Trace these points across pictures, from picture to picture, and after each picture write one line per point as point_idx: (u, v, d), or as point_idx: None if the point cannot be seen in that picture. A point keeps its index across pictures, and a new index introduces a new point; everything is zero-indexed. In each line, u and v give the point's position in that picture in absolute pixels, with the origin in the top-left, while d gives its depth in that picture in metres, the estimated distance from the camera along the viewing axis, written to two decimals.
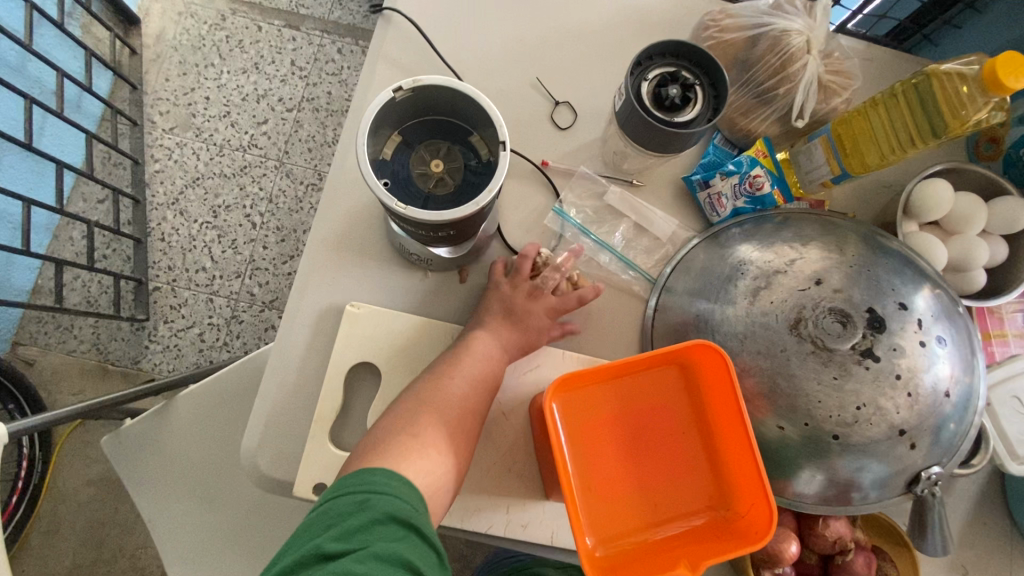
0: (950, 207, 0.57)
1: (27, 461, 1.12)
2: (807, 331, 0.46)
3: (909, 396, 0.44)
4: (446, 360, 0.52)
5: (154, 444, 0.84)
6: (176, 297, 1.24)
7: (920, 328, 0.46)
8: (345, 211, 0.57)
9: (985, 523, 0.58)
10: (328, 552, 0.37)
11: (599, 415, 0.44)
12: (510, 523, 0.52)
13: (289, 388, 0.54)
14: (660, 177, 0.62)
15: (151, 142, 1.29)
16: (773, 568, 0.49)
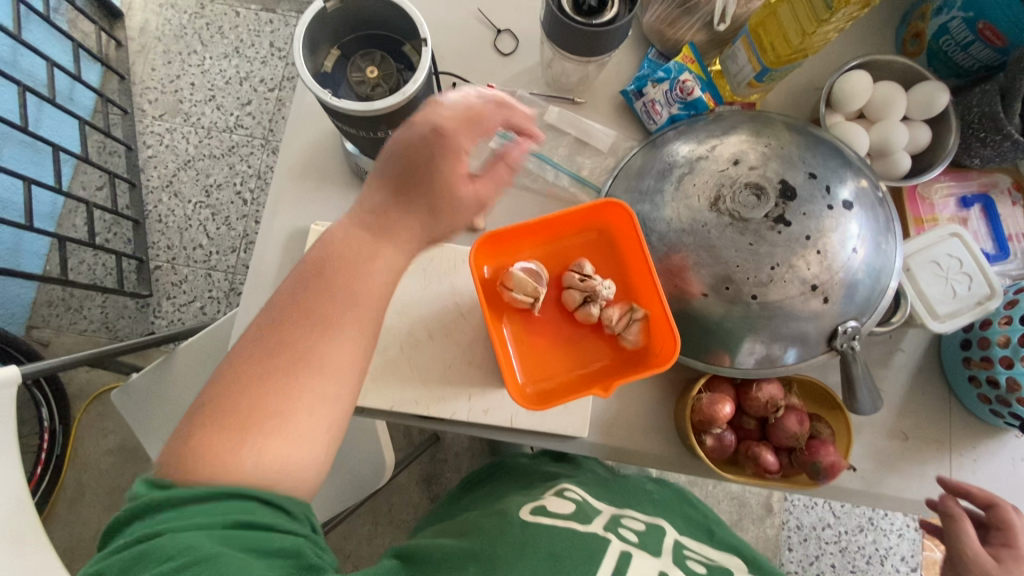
0: (870, 97, 0.61)
1: (48, 433, 1.19)
2: (725, 206, 0.50)
3: (819, 255, 0.49)
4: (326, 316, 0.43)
5: (161, 395, 0.90)
6: (177, 273, 1.30)
7: (829, 195, 0.50)
8: (306, 143, 0.62)
9: (923, 391, 0.62)
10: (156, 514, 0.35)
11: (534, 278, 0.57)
12: (472, 408, 0.57)
13: (265, 303, 0.59)
14: (600, 94, 0.66)
15: (142, 130, 1.35)
16: (711, 429, 0.54)
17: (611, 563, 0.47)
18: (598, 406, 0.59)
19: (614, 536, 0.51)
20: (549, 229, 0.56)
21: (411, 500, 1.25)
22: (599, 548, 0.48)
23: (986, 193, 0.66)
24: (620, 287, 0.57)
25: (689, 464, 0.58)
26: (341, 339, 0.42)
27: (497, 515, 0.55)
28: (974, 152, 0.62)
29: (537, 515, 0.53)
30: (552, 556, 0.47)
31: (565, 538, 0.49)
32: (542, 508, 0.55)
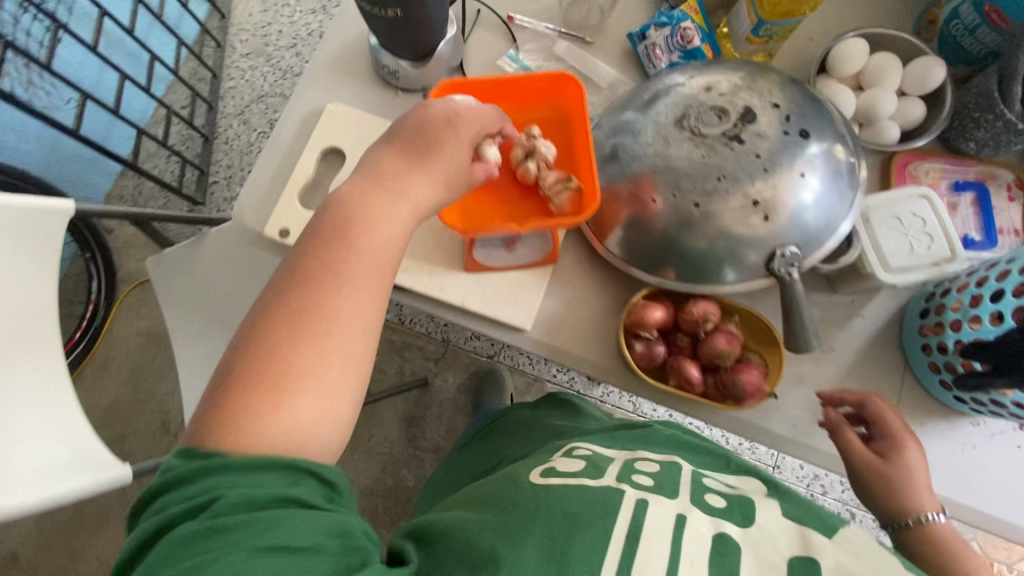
0: (865, 65, 0.62)
1: (92, 306, 1.35)
2: (688, 123, 0.54)
3: (766, 175, 0.51)
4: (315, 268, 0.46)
5: (186, 269, 1.01)
6: (230, 190, 1.44)
7: (789, 125, 0.53)
8: (340, 41, 0.71)
9: (876, 359, 0.62)
10: (184, 527, 0.35)
11: None
12: (431, 283, 0.62)
13: (276, 165, 0.67)
14: (610, 38, 0.71)
15: (229, 63, 1.52)
16: (642, 334, 0.57)
17: (628, 511, 0.44)
18: (548, 307, 0.63)
19: (628, 486, 0.47)
20: (513, 97, 0.66)
21: (390, 436, 1.31)
22: (615, 506, 0.44)
23: (983, 184, 0.65)
24: (566, 159, 0.65)
25: (622, 376, 0.61)
26: (369, 270, 0.48)
27: (505, 480, 0.52)
28: (970, 135, 0.62)
29: (548, 478, 0.50)
30: (570, 516, 0.44)
31: (580, 496, 0.46)
32: (551, 470, 0.51)
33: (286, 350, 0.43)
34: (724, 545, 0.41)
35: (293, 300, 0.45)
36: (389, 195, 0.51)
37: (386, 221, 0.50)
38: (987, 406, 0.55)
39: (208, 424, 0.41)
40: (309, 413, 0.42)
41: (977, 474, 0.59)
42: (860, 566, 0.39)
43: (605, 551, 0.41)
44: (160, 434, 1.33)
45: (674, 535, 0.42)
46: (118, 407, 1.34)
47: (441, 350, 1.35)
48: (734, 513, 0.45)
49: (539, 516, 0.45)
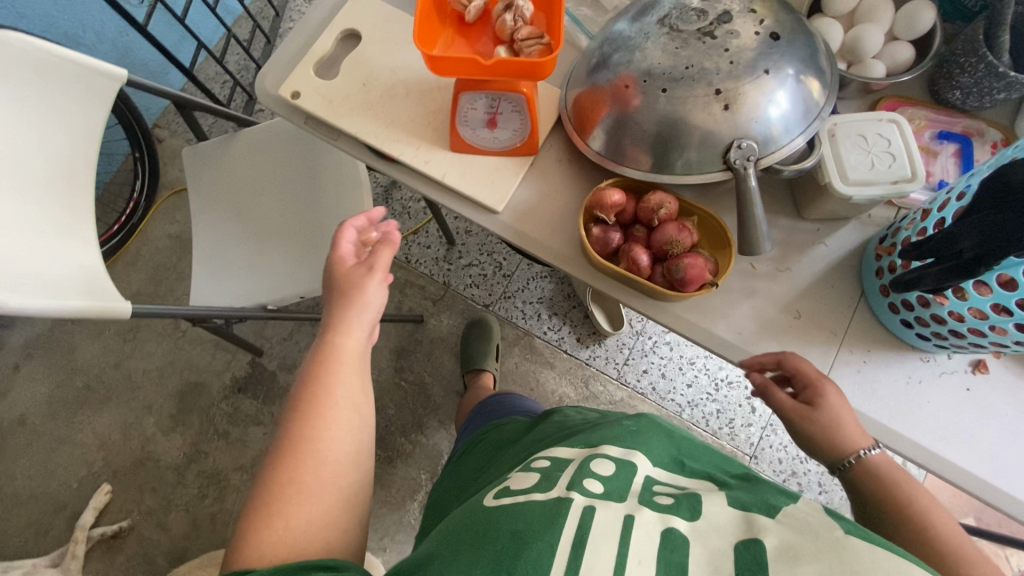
0: (858, 5, 0.65)
1: (133, 205, 1.44)
2: (669, 21, 0.57)
3: (732, 67, 0.54)
4: (314, 390, 0.53)
5: (215, 161, 1.09)
6: None
7: (762, 29, 0.56)
8: None
9: (832, 285, 0.62)
10: None
11: None
12: (416, 156, 0.67)
13: (301, 43, 0.74)
14: None
15: (292, 6, 1.63)
16: (600, 217, 0.60)
17: (575, 522, 0.46)
18: (521, 195, 0.67)
19: (577, 494, 0.49)
20: None
21: (378, 364, 1.36)
22: (563, 513, 0.47)
23: (968, 137, 0.66)
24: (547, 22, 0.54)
25: (579, 264, 0.64)
26: (345, 394, 0.54)
27: (463, 515, 0.53)
28: (955, 82, 0.63)
29: (500, 498, 0.52)
30: (517, 534, 0.45)
31: (527, 514, 0.48)
32: (505, 490, 0.54)
33: (292, 465, 0.49)
34: (671, 540, 0.44)
35: (284, 440, 0.51)
36: (352, 310, 0.58)
37: (356, 335, 0.58)
38: (930, 328, 0.55)
39: (236, 538, 0.46)
40: (299, 526, 0.47)
41: (921, 408, 0.58)
42: (805, 541, 0.43)
43: (553, 560, 0.43)
44: (170, 330, 1.41)
45: (620, 534, 0.45)
46: (138, 300, 1.44)
47: (440, 291, 1.40)
48: (682, 509, 0.48)
49: (492, 530, 0.47)
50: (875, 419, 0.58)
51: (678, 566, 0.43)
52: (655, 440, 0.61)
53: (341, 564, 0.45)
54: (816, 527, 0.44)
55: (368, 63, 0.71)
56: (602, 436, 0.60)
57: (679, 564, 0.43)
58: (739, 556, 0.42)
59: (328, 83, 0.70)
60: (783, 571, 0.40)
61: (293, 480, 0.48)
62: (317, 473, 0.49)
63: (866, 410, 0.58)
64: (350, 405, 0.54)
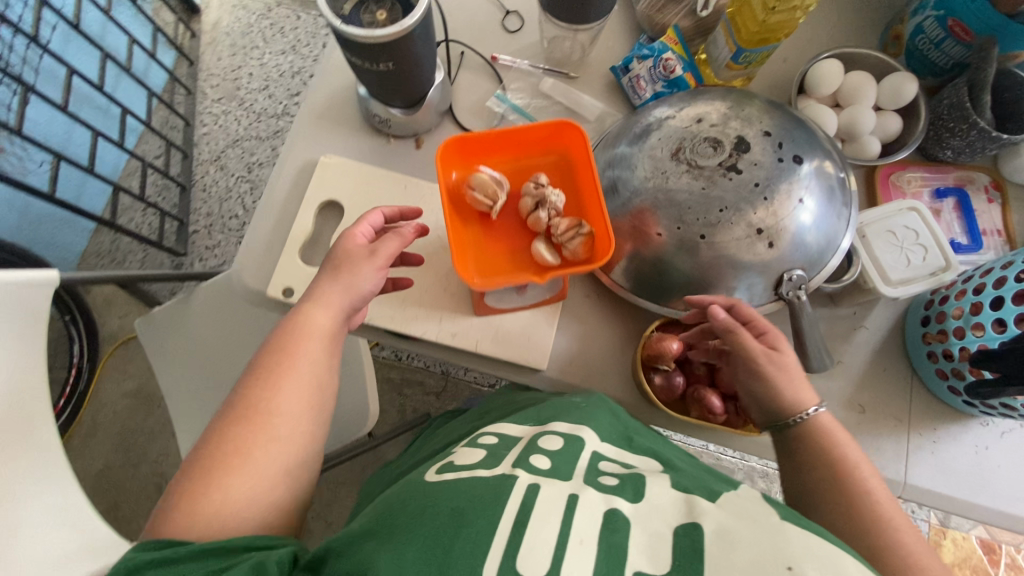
0: (841, 84, 0.65)
1: (75, 369, 1.29)
2: (685, 156, 0.55)
3: (766, 202, 0.52)
4: (274, 360, 0.54)
5: (174, 327, 0.98)
6: (212, 238, 1.42)
7: (780, 150, 0.54)
8: (328, 89, 0.70)
9: (884, 368, 0.63)
10: None
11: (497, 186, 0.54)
12: (441, 332, 0.62)
13: (273, 224, 0.66)
14: (593, 71, 0.72)
15: (201, 109, 1.50)
16: (661, 367, 0.57)
17: (518, 500, 0.42)
18: (561, 345, 0.63)
19: (523, 474, 0.45)
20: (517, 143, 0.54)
21: None
22: (505, 493, 0.43)
23: (961, 188, 0.68)
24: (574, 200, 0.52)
25: (640, 409, 0.61)
26: (305, 366, 0.55)
27: (401, 487, 0.50)
28: (946, 143, 0.65)
29: (442, 475, 0.49)
30: (456, 512, 0.41)
31: (467, 490, 0.44)
32: (448, 465, 0.51)
33: (240, 431, 0.51)
34: (613, 522, 0.41)
35: (244, 407, 0.53)
36: (336, 289, 0.56)
37: (333, 313, 0.56)
38: (996, 407, 0.56)
39: (173, 504, 0.48)
40: (239, 497, 0.49)
41: (995, 474, 0.60)
42: (740, 524, 0.40)
43: (490, 540, 0.39)
44: (156, 499, 1.28)
45: (563, 516, 0.41)
46: (109, 474, 1.29)
47: (441, 384, 1.33)
48: (625, 489, 0.44)
49: (429, 509, 0.42)
50: (959, 497, 0.59)
51: (618, 552, 0.39)
52: (604, 417, 0.56)
53: (273, 543, 0.47)
54: (755, 514, 0.41)
55: None
56: (551, 409, 0.57)
57: (619, 548, 0.39)
58: (677, 542, 0.39)
59: None
60: (717, 554, 0.37)
61: (237, 443, 0.50)
62: (257, 450, 0.51)
63: (948, 490, 0.59)
64: (309, 378, 0.55)
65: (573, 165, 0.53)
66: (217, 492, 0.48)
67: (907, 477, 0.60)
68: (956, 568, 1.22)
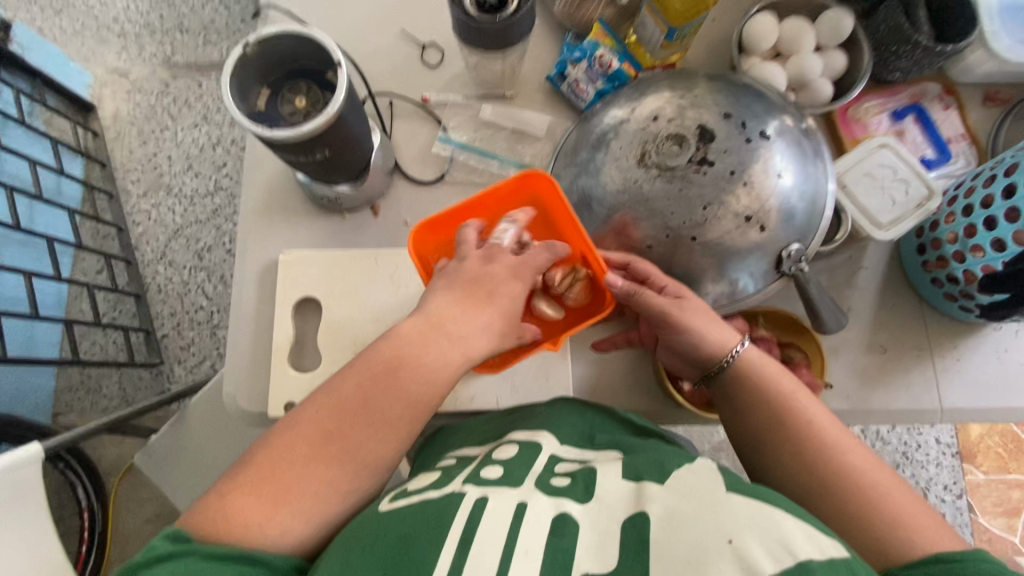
0: (779, 35, 0.63)
1: (87, 512, 1.24)
2: (652, 160, 0.53)
3: (746, 187, 0.51)
4: (369, 384, 0.45)
5: (177, 451, 0.93)
6: (184, 337, 1.36)
7: (746, 129, 0.53)
8: (263, 179, 0.66)
9: (893, 303, 0.63)
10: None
11: None
12: (457, 399, 0.60)
13: (252, 336, 0.62)
14: (528, 84, 0.69)
15: (130, 209, 1.42)
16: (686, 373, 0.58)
17: (464, 517, 0.39)
18: (579, 374, 0.62)
19: (472, 486, 0.42)
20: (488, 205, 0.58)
21: None
22: (452, 509, 0.39)
23: (918, 103, 0.68)
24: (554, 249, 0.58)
25: (675, 415, 0.60)
26: (402, 410, 0.45)
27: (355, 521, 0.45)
28: (894, 66, 0.64)
29: (397, 500, 0.43)
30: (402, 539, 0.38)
31: (416, 514, 0.40)
32: (402, 492, 0.45)
33: (313, 454, 0.43)
34: (562, 525, 0.38)
35: (332, 412, 0.44)
36: (466, 302, 0.48)
37: (460, 342, 0.47)
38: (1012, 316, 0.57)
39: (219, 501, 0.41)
40: (280, 533, 0.40)
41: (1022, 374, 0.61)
42: (684, 501, 0.37)
43: (436, 564, 0.36)
44: None
45: (511, 524, 0.38)
46: None
47: None
48: (576, 491, 0.41)
49: (381, 538, 0.39)
50: (993, 406, 0.60)
51: (566, 557, 0.36)
52: (562, 420, 0.53)
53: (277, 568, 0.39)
54: (696, 486, 0.38)
55: (345, 326, 0.61)
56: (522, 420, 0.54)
57: (567, 554, 0.36)
58: (624, 534, 0.37)
59: (318, 372, 0.60)
60: (662, 546, 0.35)
61: (303, 469, 0.42)
62: (318, 483, 0.42)
63: (982, 403, 0.60)
64: (397, 423, 0.45)
65: (547, 212, 0.58)
66: (227, 511, 0.40)
67: (942, 402, 0.61)
68: (987, 437, 1.28)
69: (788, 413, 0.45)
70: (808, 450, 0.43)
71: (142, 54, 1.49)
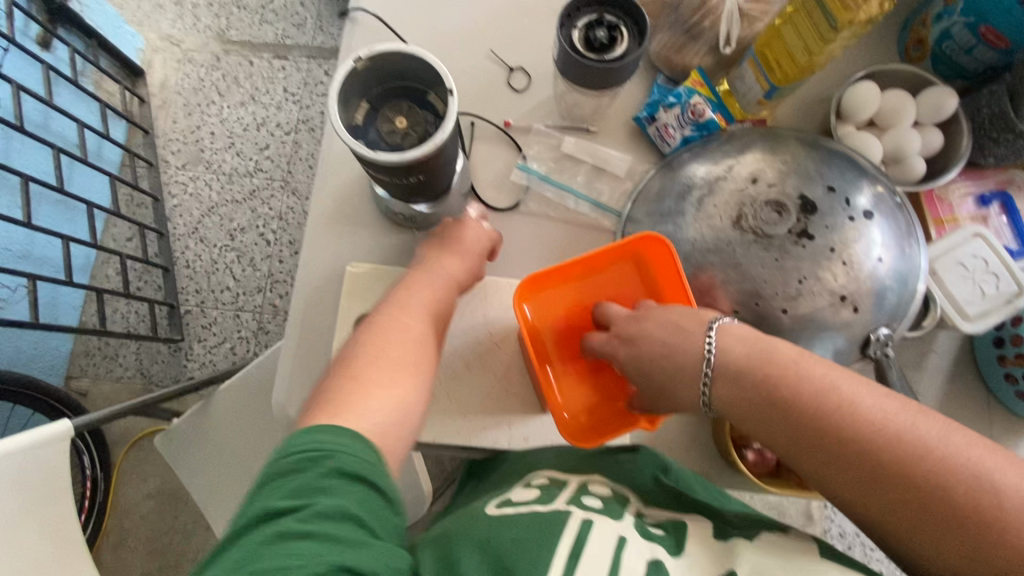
0: (878, 107, 0.62)
1: (91, 481, 1.21)
2: (748, 224, 0.52)
3: (844, 267, 0.50)
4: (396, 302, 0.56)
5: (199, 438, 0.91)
6: (206, 316, 1.34)
7: (849, 207, 0.52)
8: (336, 186, 0.65)
9: (960, 392, 0.62)
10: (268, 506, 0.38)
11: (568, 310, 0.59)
12: (512, 437, 0.59)
13: (310, 347, 0.61)
14: (613, 121, 0.68)
15: (167, 179, 1.41)
16: (751, 442, 0.56)
17: (571, 535, 0.39)
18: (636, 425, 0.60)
19: (576, 509, 0.43)
20: (588, 260, 0.56)
21: None
22: (558, 527, 0.40)
23: (1004, 190, 0.66)
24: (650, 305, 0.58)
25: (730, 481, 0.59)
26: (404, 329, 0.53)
27: (463, 516, 0.46)
28: (989, 152, 0.61)
29: (500, 507, 0.45)
30: (516, 542, 0.39)
31: (524, 522, 0.41)
32: (505, 499, 0.47)
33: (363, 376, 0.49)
34: (660, 565, 0.38)
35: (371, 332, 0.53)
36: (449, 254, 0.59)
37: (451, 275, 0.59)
38: None
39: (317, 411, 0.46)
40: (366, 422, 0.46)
41: None
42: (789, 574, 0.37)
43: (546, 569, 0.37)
44: None
45: (614, 553, 0.38)
46: None
47: None
48: (669, 540, 0.41)
49: (494, 539, 0.40)
50: None
51: None
52: (652, 469, 0.52)
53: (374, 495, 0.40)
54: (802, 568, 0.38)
55: None
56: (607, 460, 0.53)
57: None
58: None
59: None
60: None
61: (370, 378, 0.49)
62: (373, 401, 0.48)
63: None
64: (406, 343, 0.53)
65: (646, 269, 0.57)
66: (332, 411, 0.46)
67: None
68: None
69: (827, 413, 0.40)
70: (868, 443, 0.39)
71: (197, 25, 1.48)
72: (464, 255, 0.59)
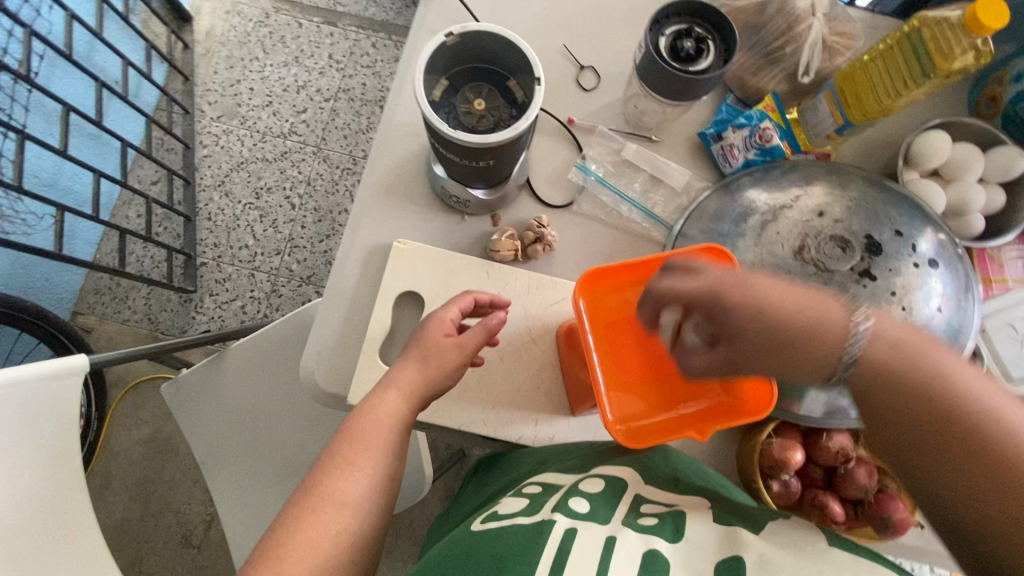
0: (947, 158, 0.62)
1: (84, 419, 1.19)
2: (811, 256, 0.51)
3: (902, 312, 0.50)
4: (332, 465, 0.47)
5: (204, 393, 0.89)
6: (221, 271, 1.33)
7: (915, 253, 0.51)
8: (393, 160, 0.64)
9: None
10: None
11: (620, 311, 0.56)
12: (537, 435, 0.58)
13: (346, 317, 0.60)
14: (677, 134, 0.67)
15: (200, 129, 1.39)
16: (780, 475, 0.55)
17: (558, 543, 0.37)
18: None
19: (561, 515, 0.40)
20: (651, 268, 0.55)
21: (433, 514, 1.13)
22: (544, 533, 0.38)
23: None
24: None
25: None
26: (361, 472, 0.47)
27: (450, 540, 0.44)
28: None
29: (486, 524, 0.43)
30: (498, 558, 0.36)
31: (510, 536, 0.39)
32: (491, 515, 0.45)
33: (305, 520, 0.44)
34: (654, 561, 0.35)
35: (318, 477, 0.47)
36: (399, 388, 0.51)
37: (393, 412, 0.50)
38: None
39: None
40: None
41: None
42: (785, 556, 0.35)
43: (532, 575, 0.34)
44: (182, 549, 1.22)
45: (604, 553, 0.36)
46: (129, 527, 1.22)
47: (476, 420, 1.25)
48: (664, 528, 0.39)
49: (476, 558, 0.38)
50: None
51: None
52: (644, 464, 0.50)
53: None
54: (797, 545, 0.37)
55: None
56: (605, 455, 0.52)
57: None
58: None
59: None
60: None
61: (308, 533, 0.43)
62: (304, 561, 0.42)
63: None
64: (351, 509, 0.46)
65: None
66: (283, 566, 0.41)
67: None
68: None
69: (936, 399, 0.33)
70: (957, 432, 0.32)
71: None
72: (415, 364, 0.52)
